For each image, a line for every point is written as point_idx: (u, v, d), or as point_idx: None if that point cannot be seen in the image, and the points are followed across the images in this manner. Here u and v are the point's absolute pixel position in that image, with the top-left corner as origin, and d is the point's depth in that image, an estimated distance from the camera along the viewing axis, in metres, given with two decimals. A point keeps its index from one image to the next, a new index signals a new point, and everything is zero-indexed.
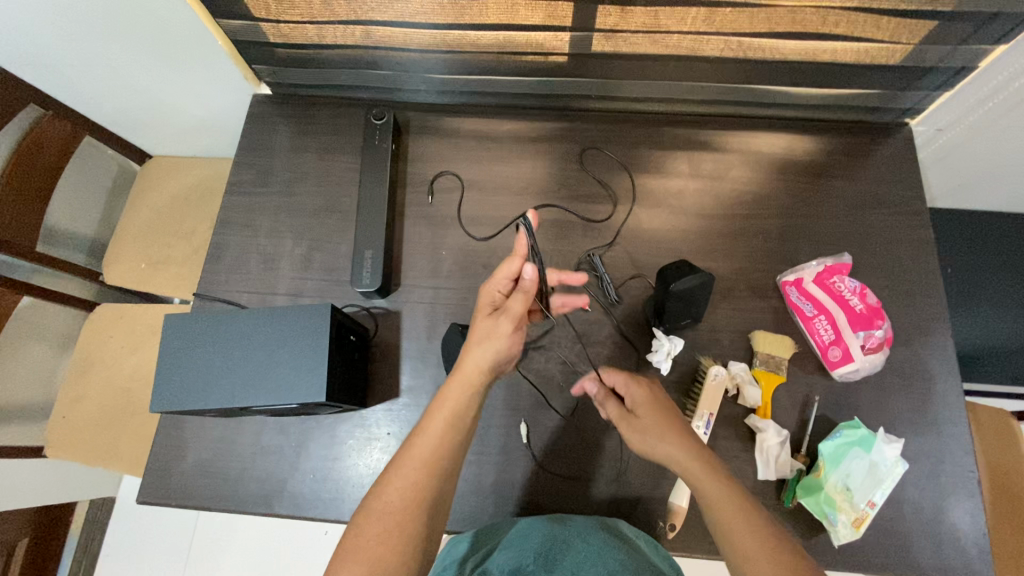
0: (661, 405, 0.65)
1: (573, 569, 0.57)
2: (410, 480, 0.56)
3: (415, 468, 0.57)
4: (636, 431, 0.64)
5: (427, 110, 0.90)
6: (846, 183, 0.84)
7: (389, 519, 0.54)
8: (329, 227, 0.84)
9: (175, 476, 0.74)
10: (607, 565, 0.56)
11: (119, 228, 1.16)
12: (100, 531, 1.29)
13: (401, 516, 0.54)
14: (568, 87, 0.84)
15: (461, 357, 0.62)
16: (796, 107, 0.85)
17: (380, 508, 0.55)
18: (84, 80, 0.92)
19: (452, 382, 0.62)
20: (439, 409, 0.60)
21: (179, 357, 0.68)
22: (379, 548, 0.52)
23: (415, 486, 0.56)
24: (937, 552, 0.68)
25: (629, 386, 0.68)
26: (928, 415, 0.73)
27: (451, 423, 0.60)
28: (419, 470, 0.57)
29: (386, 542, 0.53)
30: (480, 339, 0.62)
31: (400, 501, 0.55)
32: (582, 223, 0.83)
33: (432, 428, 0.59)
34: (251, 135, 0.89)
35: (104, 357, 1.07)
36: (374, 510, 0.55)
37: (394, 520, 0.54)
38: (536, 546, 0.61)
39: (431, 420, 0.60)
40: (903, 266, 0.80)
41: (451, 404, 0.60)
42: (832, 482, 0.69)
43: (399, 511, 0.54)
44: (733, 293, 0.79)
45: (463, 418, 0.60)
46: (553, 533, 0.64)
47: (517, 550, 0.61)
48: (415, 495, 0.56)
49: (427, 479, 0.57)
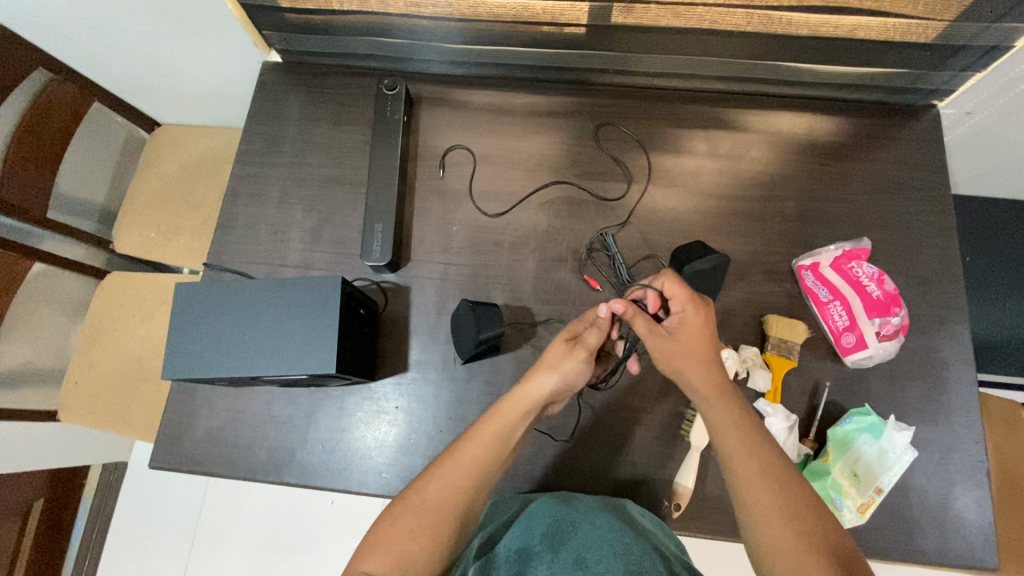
0: (705, 341, 0.63)
1: (580, 551, 0.56)
2: (451, 481, 0.57)
3: (457, 473, 0.58)
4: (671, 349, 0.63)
5: (438, 81, 0.87)
6: (867, 166, 0.82)
7: (423, 516, 0.55)
8: (339, 200, 0.83)
9: (187, 443, 0.75)
10: (614, 549, 0.55)
11: (129, 197, 1.15)
12: (112, 494, 1.32)
13: (436, 514, 0.56)
14: (584, 60, 0.82)
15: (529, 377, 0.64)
16: (819, 85, 0.82)
17: (418, 503, 0.56)
18: (92, 43, 0.90)
19: (507, 400, 0.63)
20: (486, 428, 0.61)
21: (190, 326, 0.67)
22: (411, 543, 0.54)
23: (454, 488, 0.57)
24: (941, 539, 0.68)
25: (685, 304, 0.64)
26: (939, 403, 0.72)
27: (498, 437, 0.61)
28: (459, 475, 0.58)
29: (418, 538, 0.54)
30: (552, 368, 0.64)
31: (437, 499, 0.57)
32: (596, 202, 0.82)
33: (480, 439, 0.60)
34: (260, 103, 0.88)
35: (116, 325, 1.08)
36: (412, 504, 0.56)
37: (430, 517, 0.55)
38: (543, 528, 0.61)
39: (481, 427, 0.61)
40: (922, 253, 0.78)
41: (500, 420, 0.62)
42: (839, 467, 0.70)
43: (435, 509, 0.56)
44: (746, 275, 0.78)
45: (510, 436, 0.62)
46: (559, 514, 0.63)
47: (524, 532, 0.62)
48: (454, 496, 0.57)
49: (466, 485, 0.58)
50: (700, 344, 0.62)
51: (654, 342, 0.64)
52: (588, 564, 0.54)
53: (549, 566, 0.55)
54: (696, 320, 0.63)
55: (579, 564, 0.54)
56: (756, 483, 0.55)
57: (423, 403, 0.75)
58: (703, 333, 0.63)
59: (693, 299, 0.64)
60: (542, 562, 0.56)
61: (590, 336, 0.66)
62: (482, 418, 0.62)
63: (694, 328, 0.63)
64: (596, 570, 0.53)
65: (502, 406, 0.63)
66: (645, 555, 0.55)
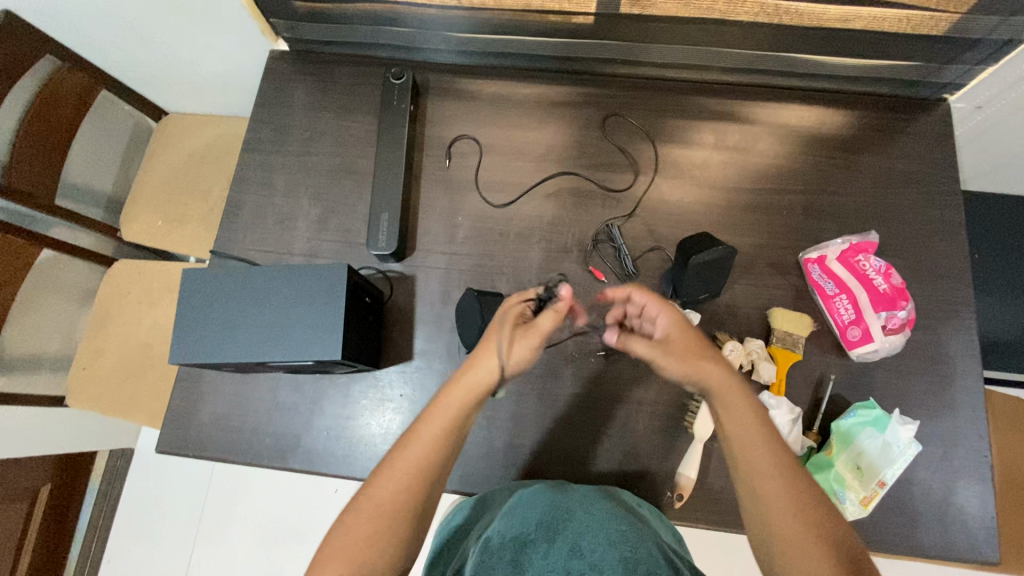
0: (698, 340, 0.62)
1: (575, 540, 0.57)
2: (399, 482, 0.57)
3: (407, 472, 0.57)
4: (671, 358, 0.62)
5: (445, 70, 0.87)
6: (875, 159, 0.81)
7: (379, 521, 0.55)
8: (345, 189, 0.84)
9: (193, 428, 0.75)
10: (608, 535, 0.57)
11: (136, 185, 1.16)
12: (119, 480, 1.34)
13: (391, 517, 0.55)
14: (593, 50, 0.82)
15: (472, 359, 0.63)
16: (829, 78, 0.82)
17: (371, 508, 0.55)
18: (101, 31, 0.90)
19: (449, 391, 0.61)
20: (432, 424, 0.60)
21: (196, 312, 0.68)
22: (367, 550, 0.53)
23: (403, 490, 0.56)
24: (943, 533, 0.68)
25: (661, 308, 0.63)
26: (943, 398, 0.72)
27: (447, 429, 0.60)
28: (408, 475, 0.57)
29: (374, 544, 0.54)
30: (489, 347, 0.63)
31: (389, 501, 0.56)
32: (602, 193, 0.82)
33: (427, 434, 0.59)
34: (267, 91, 0.88)
35: (122, 313, 1.08)
36: (365, 510, 0.55)
37: (384, 521, 0.55)
38: (538, 515, 0.62)
39: (425, 423, 0.60)
40: (929, 247, 0.78)
41: (450, 411, 0.60)
42: (843, 460, 0.69)
43: (389, 512, 0.55)
44: (752, 268, 0.78)
45: (463, 424, 0.61)
46: (553, 501, 0.64)
47: (517, 519, 0.61)
48: (407, 496, 0.56)
49: (417, 484, 0.57)
50: (686, 347, 0.62)
51: (655, 355, 0.63)
52: (585, 552, 0.55)
53: (545, 556, 0.55)
54: (678, 322, 0.63)
55: (575, 553, 0.55)
56: (776, 500, 0.53)
57: (427, 391, 0.75)
58: (692, 335, 0.63)
59: (666, 302, 0.64)
60: (538, 550, 0.56)
61: (544, 320, 0.64)
62: (429, 408, 0.61)
63: (682, 329, 0.63)
64: (594, 557, 0.54)
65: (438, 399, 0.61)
66: (640, 540, 0.57)
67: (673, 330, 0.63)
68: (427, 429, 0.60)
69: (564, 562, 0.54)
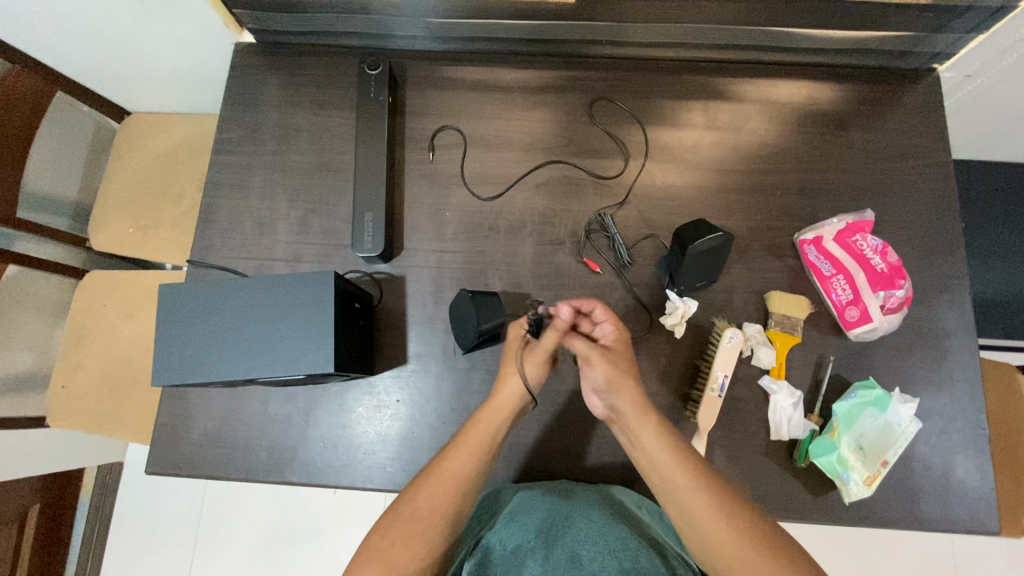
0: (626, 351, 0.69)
1: (575, 549, 0.60)
2: (438, 491, 0.62)
3: (444, 482, 0.62)
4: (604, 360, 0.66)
5: (422, 58, 0.83)
6: (867, 134, 0.80)
7: (417, 523, 0.60)
8: (326, 188, 0.80)
9: (183, 446, 0.73)
10: (609, 544, 0.59)
11: (103, 191, 1.10)
12: (110, 494, 1.31)
13: (426, 522, 0.60)
14: (576, 31, 0.79)
15: (500, 385, 0.67)
16: (818, 52, 0.80)
17: (408, 512, 0.61)
18: (50, 29, 0.84)
19: (488, 409, 0.66)
20: (471, 438, 0.65)
21: (178, 328, 0.64)
22: (401, 549, 0.59)
23: (441, 496, 0.61)
24: (945, 507, 0.69)
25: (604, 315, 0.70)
26: (941, 373, 0.73)
27: (484, 443, 0.64)
28: (446, 484, 0.62)
29: (410, 545, 0.59)
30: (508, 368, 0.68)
31: (427, 509, 0.61)
32: (593, 181, 0.80)
33: (464, 448, 0.64)
34: (235, 87, 0.83)
35: (99, 327, 1.04)
36: (404, 513, 0.61)
37: (420, 525, 0.60)
38: (539, 521, 0.63)
39: (465, 439, 0.64)
40: (923, 221, 0.77)
41: (485, 427, 0.65)
42: (845, 441, 0.68)
43: (424, 518, 0.60)
44: (748, 252, 0.77)
45: (497, 440, 0.65)
46: (554, 506, 0.65)
47: (519, 526, 0.63)
48: (445, 503, 0.61)
49: (454, 494, 0.62)
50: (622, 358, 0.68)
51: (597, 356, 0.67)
52: (584, 563, 0.58)
53: (544, 566, 0.58)
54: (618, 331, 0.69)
55: (574, 563, 0.58)
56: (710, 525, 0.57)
57: (424, 395, 0.73)
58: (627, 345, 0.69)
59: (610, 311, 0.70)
60: (537, 558, 0.59)
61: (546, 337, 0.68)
62: (470, 423, 0.66)
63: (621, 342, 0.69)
64: (591, 570, 0.57)
65: (476, 426, 0.65)
66: (640, 548, 0.59)
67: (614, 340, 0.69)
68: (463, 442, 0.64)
69: (563, 572, 0.57)
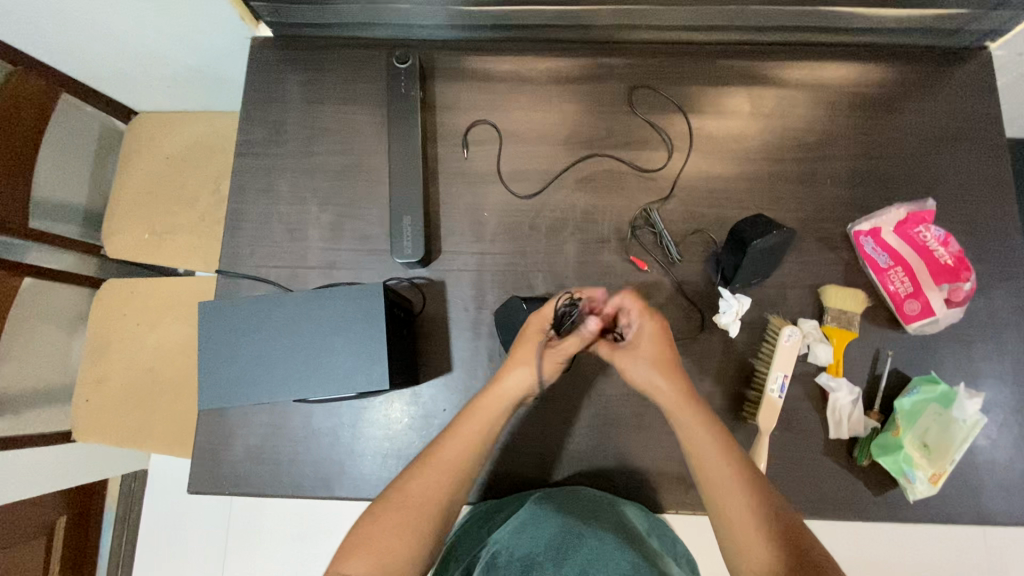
0: (666, 349, 0.66)
1: (584, 565, 0.59)
2: (432, 479, 0.60)
3: (440, 471, 0.61)
4: (635, 362, 0.65)
5: (450, 48, 0.79)
6: (920, 116, 0.77)
7: (407, 512, 0.58)
8: (357, 190, 0.76)
9: (225, 464, 0.70)
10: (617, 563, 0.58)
11: (114, 196, 1.06)
12: (136, 502, 1.29)
13: (419, 512, 0.58)
14: (614, 15, 0.75)
15: (505, 375, 0.65)
16: (869, 31, 0.76)
17: (400, 501, 0.59)
18: (53, 28, 0.79)
19: (485, 395, 0.65)
20: (466, 427, 0.63)
21: (220, 348, 0.62)
22: (393, 540, 0.57)
23: (436, 486, 0.60)
24: (1009, 501, 0.68)
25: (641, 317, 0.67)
26: (1002, 364, 0.71)
27: (480, 434, 0.63)
28: (441, 473, 0.61)
29: (400, 535, 0.57)
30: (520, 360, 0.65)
31: (420, 497, 0.59)
32: (636, 174, 0.76)
33: (459, 438, 0.62)
34: (255, 85, 0.79)
35: (120, 337, 1.01)
36: (394, 500, 0.59)
37: (411, 513, 0.58)
38: (550, 535, 0.63)
39: (460, 425, 0.63)
40: (980, 208, 0.75)
41: (479, 417, 0.64)
42: (909, 440, 0.67)
43: (417, 506, 0.59)
44: (799, 244, 0.74)
45: (492, 432, 0.64)
46: (566, 523, 0.64)
47: (531, 536, 0.64)
48: (438, 493, 0.60)
49: (447, 484, 0.60)
50: (653, 353, 0.65)
51: (623, 359, 0.66)
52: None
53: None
54: (651, 328, 0.66)
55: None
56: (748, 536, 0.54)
57: None
58: (663, 343, 0.66)
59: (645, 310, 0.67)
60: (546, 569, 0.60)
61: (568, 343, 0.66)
62: (465, 411, 0.64)
63: (654, 342, 0.66)
64: None
65: (470, 413, 0.64)
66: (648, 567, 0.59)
67: (644, 338, 0.66)
68: (460, 430, 0.63)
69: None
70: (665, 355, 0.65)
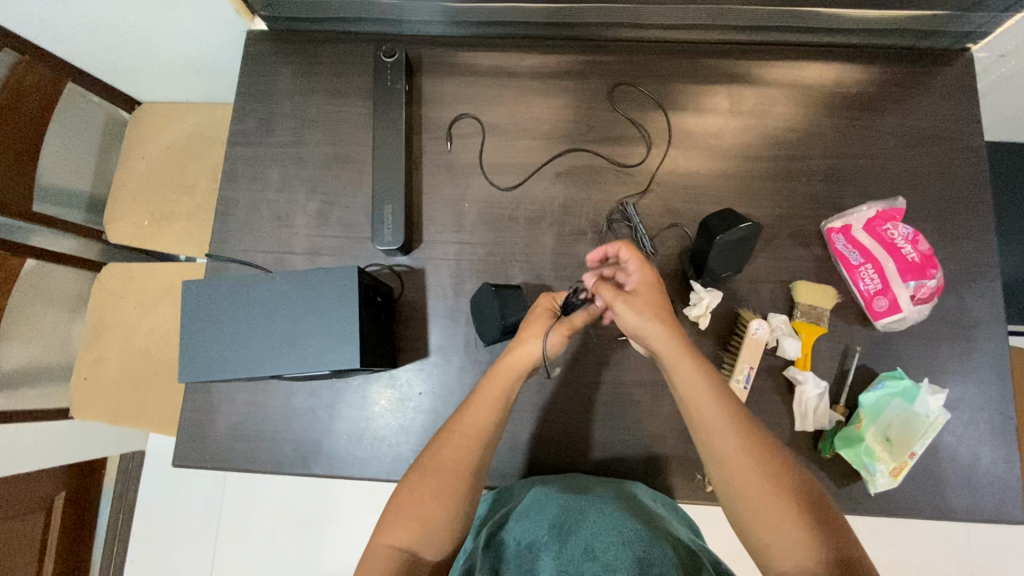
0: (661, 297, 0.65)
1: (589, 542, 0.60)
2: (461, 443, 0.62)
3: (466, 436, 0.62)
4: (630, 305, 0.63)
5: (437, 43, 0.81)
6: (898, 117, 0.78)
7: (444, 476, 0.60)
8: (343, 179, 0.79)
9: (209, 439, 0.73)
10: (622, 535, 0.59)
11: (117, 183, 1.09)
12: (133, 481, 1.33)
13: (453, 476, 0.60)
14: (596, 14, 0.76)
15: (517, 345, 0.66)
16: (849, 32, 0.78)
17: (434, 466, 0.61)
18: (59, 19, 0.83)
19: (502, 367, 0.66)
20: (485, 393, 0.64)
21: (204, 325, 0.64)
22: (429, 505, 0.59)
23: (462, 451, 0.61)
24: (972, 496, 0.69)
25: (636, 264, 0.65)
26: (970, 362, 0.72)
27: (500, 399, 0.64)
28: (468, 437, 0.62)
29: (437, 498, 0.59)
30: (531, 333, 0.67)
31: (451, 460, 0.61)
32: (614, 168, 0.78)
33: (481, 403, 0.64)
34: (248, 77, 0.82)
35: (119, 319, 1.04)
36: (428, 466, 0.61)
37: (444, 477, 0.60)
38: (552, 513, 0.63)
39: (481, 392, 0.65)
40: (954, 208, 0.76)
41: (499, 383, 0.65)
42: (870, 433, 0.68)
43: (449, 471, 0.60)
44: (772, 240, 0.75)
45: (511, 398, 0.65)
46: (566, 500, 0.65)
47: (532, 521, 0.64)
48: (467, 457, 0.61)
49: (474, 446, 0.62)
50: (650, 300, 0.64)
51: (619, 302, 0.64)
52: (598, 554, 0.58)
53: (560, 561, 0.59)
54: (647, 277, 0.65)
55: (588, 555, 0.58)
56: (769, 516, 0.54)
57: (447, 387, 0.73)
58: (658, 293, 0.65)
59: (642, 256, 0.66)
60: (551, 553, 0.60)
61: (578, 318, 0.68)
62: (485, 377, 0.66)
63: (648, 289, 0.65)
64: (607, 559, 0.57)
65: (490, 381, 0.65)
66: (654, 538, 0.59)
67: (641, 284, 0.65)
68: (483, 395, 0.64)
69: (578, 566, 0.57)
70: (657, 301, 0.64)
